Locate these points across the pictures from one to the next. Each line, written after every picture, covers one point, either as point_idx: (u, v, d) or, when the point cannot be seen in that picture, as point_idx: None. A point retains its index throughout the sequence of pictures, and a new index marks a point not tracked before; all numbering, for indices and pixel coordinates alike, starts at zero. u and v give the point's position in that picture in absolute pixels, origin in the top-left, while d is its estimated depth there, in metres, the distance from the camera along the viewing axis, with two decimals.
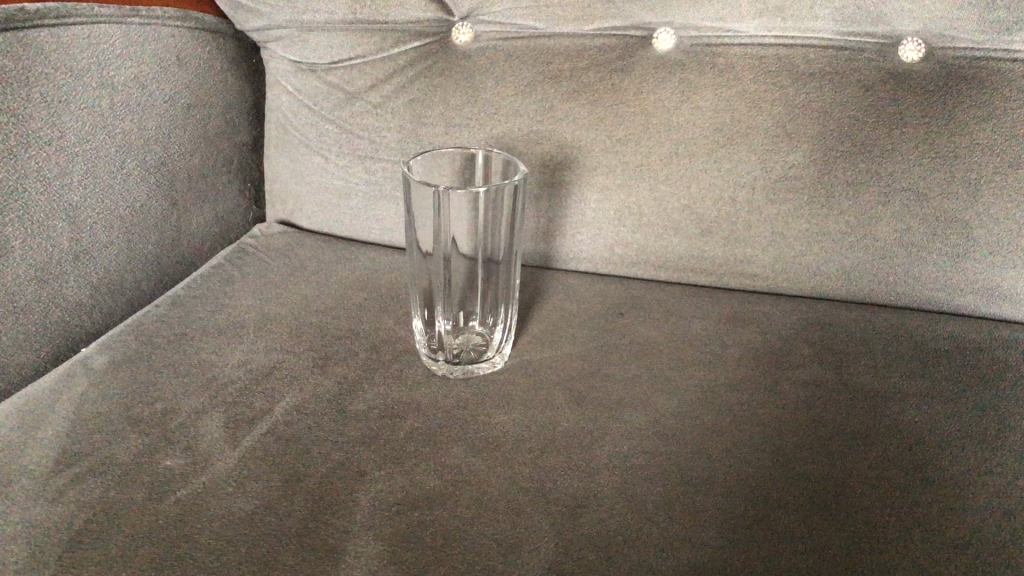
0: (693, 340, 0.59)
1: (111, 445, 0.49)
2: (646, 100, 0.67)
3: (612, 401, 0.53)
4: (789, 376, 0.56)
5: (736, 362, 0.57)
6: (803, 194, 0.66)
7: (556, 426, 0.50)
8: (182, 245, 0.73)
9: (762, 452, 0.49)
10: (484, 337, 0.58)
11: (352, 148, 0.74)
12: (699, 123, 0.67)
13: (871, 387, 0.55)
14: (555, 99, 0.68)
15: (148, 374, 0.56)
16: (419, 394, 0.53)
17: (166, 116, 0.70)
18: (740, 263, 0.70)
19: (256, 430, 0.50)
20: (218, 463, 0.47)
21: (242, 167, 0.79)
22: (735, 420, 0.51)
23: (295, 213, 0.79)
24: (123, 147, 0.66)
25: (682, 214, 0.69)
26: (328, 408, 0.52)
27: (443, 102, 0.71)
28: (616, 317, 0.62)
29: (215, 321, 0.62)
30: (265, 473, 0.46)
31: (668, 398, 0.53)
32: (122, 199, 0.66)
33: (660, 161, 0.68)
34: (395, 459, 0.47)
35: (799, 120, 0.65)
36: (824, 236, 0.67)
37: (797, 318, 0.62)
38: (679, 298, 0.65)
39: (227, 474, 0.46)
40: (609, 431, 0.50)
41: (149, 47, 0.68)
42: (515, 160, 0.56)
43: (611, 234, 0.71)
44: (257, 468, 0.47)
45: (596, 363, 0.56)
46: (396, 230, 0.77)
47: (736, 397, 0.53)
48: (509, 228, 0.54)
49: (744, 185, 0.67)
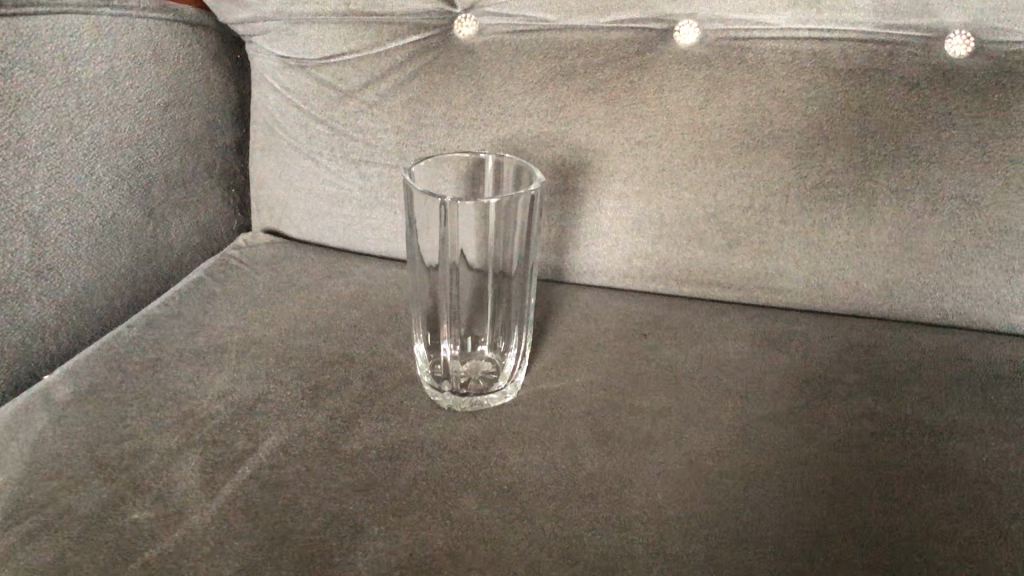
0: (726, 366, 0.53)
1: (69, 495, 0.43)
2: (667, 99, 0.61)
3: (640, 439, 0.47)
4: (837, 409, 0.50)
5: (776, 393, 0.51)
6: (841, 203, 0.60)
7: (578, 470, 0.44)
8: (159, 258, 0.67)
9: (814, 501, 0.43)
10: (495, 364, 0.52)
11: (346, 151, 0.68)
12: (726, 124, 0.61)
13: (928, 421, 0.49)
14: (569, 98, 0.62)
15: (116, 407, 0.49)
16: (424, 431, 0.47)
17: (142, 116, 0.63)
18: (770, 277, 0.64)
19: (237, 477, 0.44)
20: (193, 518, 0.41)
21: (226, 172, 0.73)
22: (780, 463, 0.46)
23: (283, 221, 0.73)
24: (92, 151, 0.60)
25: (707, 224, 0.63)
26: (319, 448, 0.46)
27: (444, 101, 0.65)
28: (638, 339, 0.56)
29: (194, 345, 0.55)
30: (248, 530, 0.40)
31: (703, 436, 0.47)
32: (91, 209, 0.60)
33: (683, 167, 0.62)
34: (397, 512, 0.41)
35: (837, 120, 0.59)
36: (863, 249, 0.61)
37: (838, 340, 0.56)
38: (707, 316, 0.59)
39: (204, 531, 0.40)
40: (639, 475, 0.44)
41: (123, 41, 0.61)
42: (530, 167, 0.50)
43: (628, 245, 0.65)
44: (239, 523, 0.41)
45: (620, 394, 0.50)
46: (393, 241, 0.71)
47: (780, 434, 0.48)
48: (523, 243, 0.48)
49: (776, 192, 0.61)
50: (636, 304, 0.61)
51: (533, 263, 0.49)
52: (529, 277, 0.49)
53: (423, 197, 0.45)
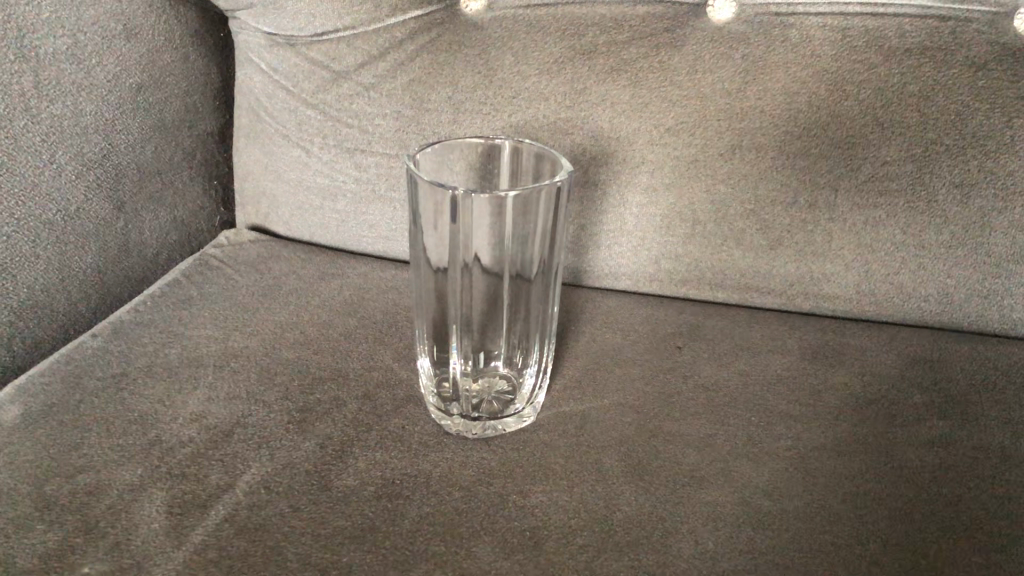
0: (773, 387, 0.47)
1: (8, 541, 0.36)
2: (701, 82, 0.54)
3: (682, 474, 0.40)
4: (904, 436, 0.43)
5: (833, 418, 0.45)
6: (897, 199, 0.54)
7: (611, 512, 0.38)
8: (131, 257, 0.60)
9: (894, 550, 0.37)
10: (511, 382, 0.45)
11: (340, 139, 0.61)
12: (768, 109, 0.54)
13: (1009, 450, 0.43)
14: (590, 80, 0.55)
15: (72, 431, 0.43)
16: (429, 462, 0.40)
17: (111, 99, 0.56)
18: (812, 281, 0.57)
19: (209, 519, 0.37)
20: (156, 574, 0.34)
21: (206, 162, 0.66)
22: (846, 502, 0.39)
23: (270, 217, 0.66)
24: (52, 137, 0.53)
25: (744, 221, 0.57)
26: (308, 484, 0.39)
27: (450, 84, 0.58)
28: (671, 352, 0.50)
29: (165, 357, 0.49)
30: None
31: (756, 471, 0.41)
32: (49, 203, 0.53)
33: (719, 158, 0.55)
34: (400, 566, 0.35)
35: (894, 106, 0.52)
36: (919, 250, 0.55)
37: (896, 355, 0.50)
38: (747, 327, 0.53)
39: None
40: (684, 519, 0.38)
41: (89, 12, 0.54)
42: (552, 153, 0.43)
43: (654, 245, 0.59)
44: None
45: (653, 418, 0.44)
46: (392, 239, 0.64)
47: (844, 468, 0.41)
48: (545, 242, 0.41)
49: (824, 186, 0.55)
50: (667, 311, 0.54)
51: (556, 265, 0.42)
52: (551, 282, 0.43)
53: (428, 188, 0.38)
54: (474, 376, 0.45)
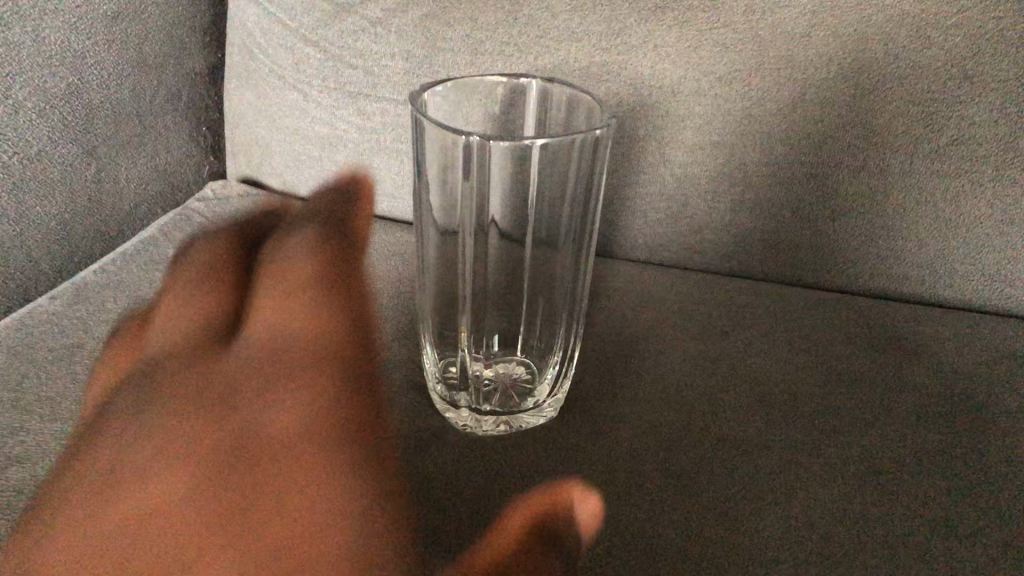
0: (831, 392, 0.41)
1: None
2: (760, 23, 0.46)
3: (729, 501, 0.34)
4: (992, 466, 0.37)
5: (903, 437, 0.38)
6: (984, 167, 0.46)
7: (647, 546, 0.31)
8: (103, 209, 0.54)
9: None
10: (530, 370, 0.38)
11: (343, 81, 0.54)
12: (837, 58, 0.46)
13: None
14: (630, 17, 0.48)
15: (9, 411, 0.36)
16: (422, 468, 0.34)
17: (82, 27, 0.49)
18: (875, 258, 0.50)
19: (159, 529, 0.30)
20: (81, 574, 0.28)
21: (194, 105, 0.59)
22: (930, 541, 0.32)
23: (263, 168, 0.60)
24: (7, 68, 0.46)
25: (802, 188, 0.49)
26: (281, 488, 0.32)
27: (468, 19, 0.50)
28: (712, 353, 0.43)
29: (129, 326, 0.42)
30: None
31: (813, 489, 0.35)
32: (5, 145, 0.46)
33: (776, 113, 0.48)
34: None
35: (988, 57, 0.44)
36: (1008, 229, 0.47)
37: (970, 370, 0.43)
38: (798, 321, 0.47)
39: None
40: (735, 558, 0.31)
41: None
42: (587, 99, 0.36)
43: (695, 211, 0.52)
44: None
45: (695, 431, 0.37)
46: (398, 197, 0.57)
47: (916, 493, 0.35)
48: (578, 206, 0.34)
49: (899, 150, 0.47)
50: (706, 297, 0.49)
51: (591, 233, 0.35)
52: (585, 252, 0.35)
53: (433, 135, 0.31)
54: (488, 360, 0.38)
